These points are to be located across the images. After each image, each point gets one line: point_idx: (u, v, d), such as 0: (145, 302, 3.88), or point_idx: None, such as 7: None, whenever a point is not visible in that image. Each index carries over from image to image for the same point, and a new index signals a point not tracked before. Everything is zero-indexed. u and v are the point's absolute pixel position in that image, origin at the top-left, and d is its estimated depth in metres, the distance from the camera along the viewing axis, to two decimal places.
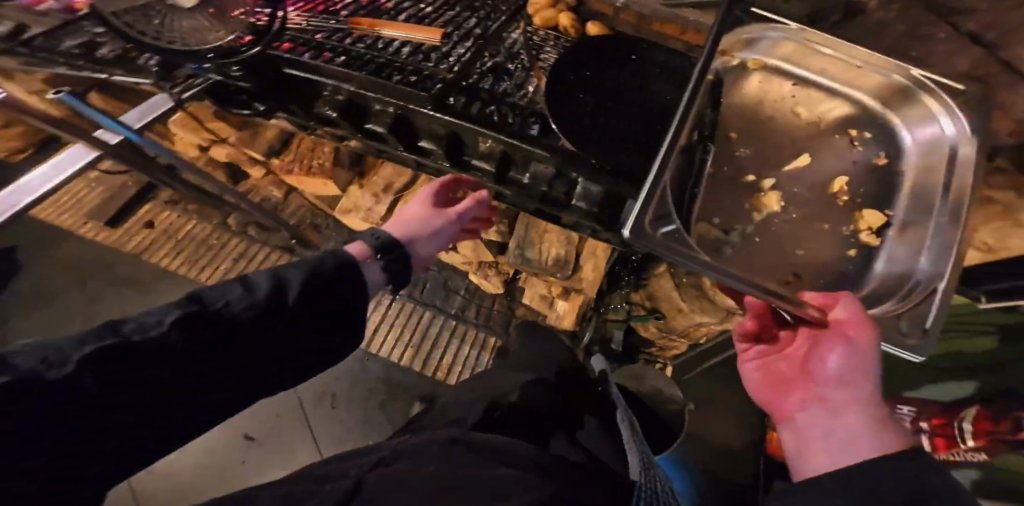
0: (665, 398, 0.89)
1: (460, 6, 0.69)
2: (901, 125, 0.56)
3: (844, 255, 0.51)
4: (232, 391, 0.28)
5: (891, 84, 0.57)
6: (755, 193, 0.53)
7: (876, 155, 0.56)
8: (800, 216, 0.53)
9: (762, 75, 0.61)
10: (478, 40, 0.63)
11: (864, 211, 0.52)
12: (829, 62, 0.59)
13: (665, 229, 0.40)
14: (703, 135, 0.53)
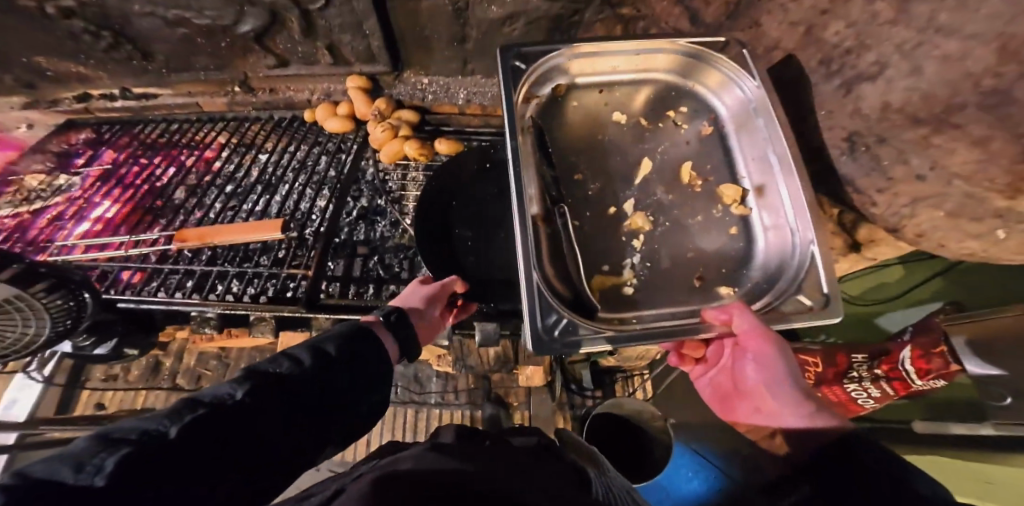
0: (647, 416, 0.85)
1: (318, 148, 0.86)
2: (706, 91, 0.56)
3: (727, 237, 0.49)
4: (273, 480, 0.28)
5: (680, 55, 0.56)
6: (621, 223, 0.50)
7: (702, 126, 0.55)
8: (672, 222, 0.50)
9: (572, 98, 0.57)
10: (338, 188, 0.78)
11: (721, 187, 0.51)
12: (617, 59, 0.56)
13: (550, 321, 0.39)
14: (552, 198, 0.50)
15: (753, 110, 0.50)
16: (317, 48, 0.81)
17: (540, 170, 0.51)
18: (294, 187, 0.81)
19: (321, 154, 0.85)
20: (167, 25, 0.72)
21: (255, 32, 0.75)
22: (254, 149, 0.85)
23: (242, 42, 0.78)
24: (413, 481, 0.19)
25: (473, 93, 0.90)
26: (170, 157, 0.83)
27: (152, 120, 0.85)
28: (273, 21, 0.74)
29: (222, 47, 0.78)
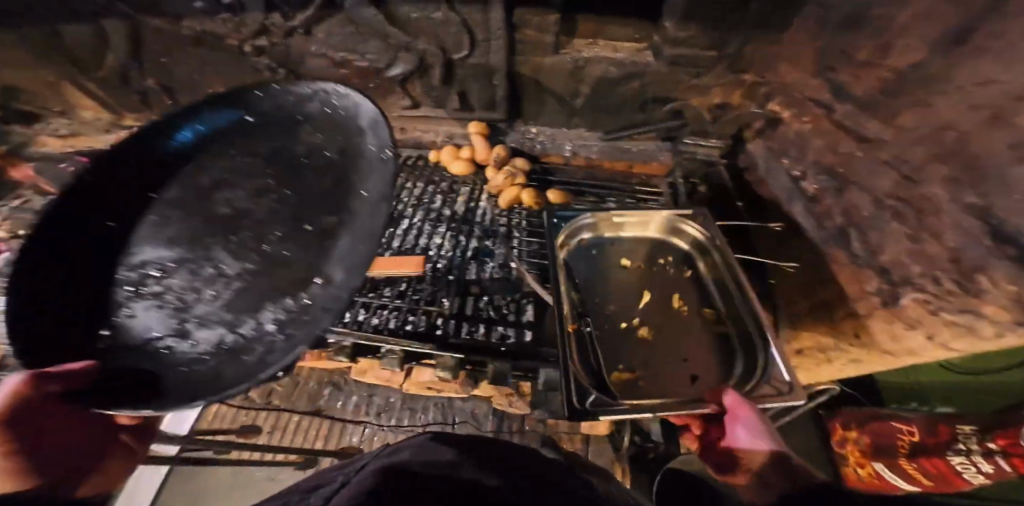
0: None
1: (435, 188, 0.96)
2: (683, 242, 0.76)
3: (711, 354, 0.62)
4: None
5: (666, 221, 0.77)
6: (634, 334, 0.66)
7: (671, 268, 0.74)
8: (667, 339, 0.65)
9: (596, 247, 0.77)
10: (452, 226, 0.90)
11: (700, 317, 0.67)
12: (631, 217, 0.77)
13: (588, 399, 0.51)
14: (580, 313, 0.66)
15: (722, 258, 0.71)
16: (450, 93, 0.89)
17: (570, 292, 0.69)
18: (418, 224, 0.90)
19: (439, 197, 0.94)
20: (332, 66, 0.82)
21: (402, 77, 0.84)
22: None
23: (387, 84, 0.87)
24: (409, 475, 0.23)
25: (579, 146, 0.93)
26: None
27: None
28: (420, 67, 0.83)
29: (369, 85, 0.88)
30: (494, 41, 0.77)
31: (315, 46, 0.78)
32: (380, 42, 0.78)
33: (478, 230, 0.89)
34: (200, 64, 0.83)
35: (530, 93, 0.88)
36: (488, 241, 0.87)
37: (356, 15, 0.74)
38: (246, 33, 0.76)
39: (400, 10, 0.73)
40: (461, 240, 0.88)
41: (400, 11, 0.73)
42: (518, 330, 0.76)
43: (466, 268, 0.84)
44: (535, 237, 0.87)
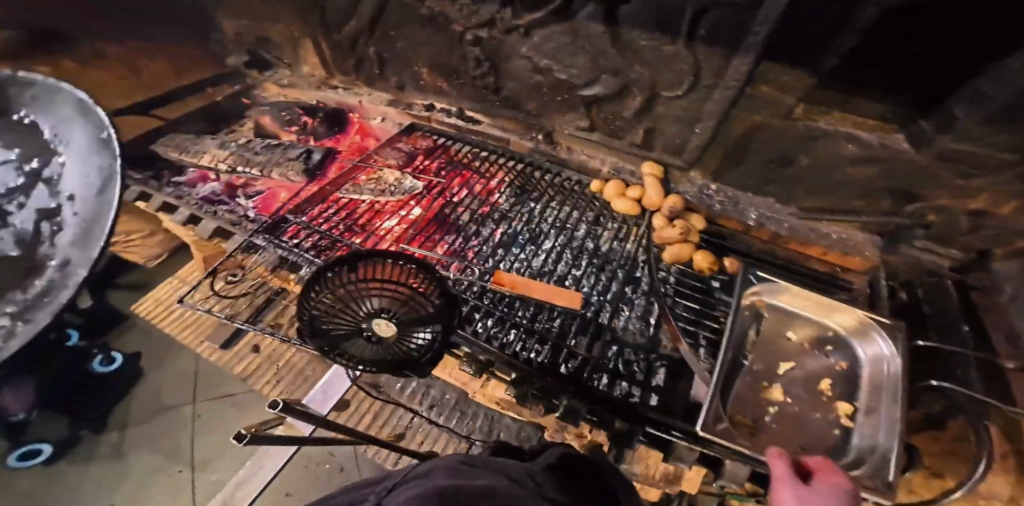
0: None
1: (587, 220, 1.09)
2: (853, 339, 0.73)
3: (836, 444, 0.63)
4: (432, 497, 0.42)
5: (860, 319, 0.73)
6: (767, 390, 0.68)
7: (837, 361, 0.72)
8: (800, 410, 0.67)
9: (766, 312, 0.77)
10: (592, 259, 1.02)
11: (838, 403, 0.67)
12: (806, 300, 0.76)
13: (718, 423, 0.60)
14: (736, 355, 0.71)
15: (890, 374, 0.66)
16: (637, 127, 1.01)
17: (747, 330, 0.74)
18: (560, 247, 1.05)
19: (584, 223, 1.08)
20: (530, 63, 1.03)
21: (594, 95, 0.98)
22: (533, 197, 1.15)
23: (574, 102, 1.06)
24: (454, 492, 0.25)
25: (767, 216, 1.00)
26: (469, 183, 1.20)
27: (470, 147, 1.30)
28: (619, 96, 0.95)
29: (556, 98, 1.09)
30: (721, 90, 0.79)
31: (527, 47, 0.99)
32: (587, 59, 0.92)
33: (621, 274, 1.00)
34: (419, 38, 1.23)
35: (724, 149, 0.94)
36: (632, 288, 0.97)
37: (581, 28, 0.86)
38: (473, 22, 1.06)
39: (630, 34, 0.81)
40: (603, 277, 0.98)
41: (629, 39, 0.82)
42: (643, 392, 0.80)
43: (606, 302, 0.94)
44: (693, 296, 0.95)
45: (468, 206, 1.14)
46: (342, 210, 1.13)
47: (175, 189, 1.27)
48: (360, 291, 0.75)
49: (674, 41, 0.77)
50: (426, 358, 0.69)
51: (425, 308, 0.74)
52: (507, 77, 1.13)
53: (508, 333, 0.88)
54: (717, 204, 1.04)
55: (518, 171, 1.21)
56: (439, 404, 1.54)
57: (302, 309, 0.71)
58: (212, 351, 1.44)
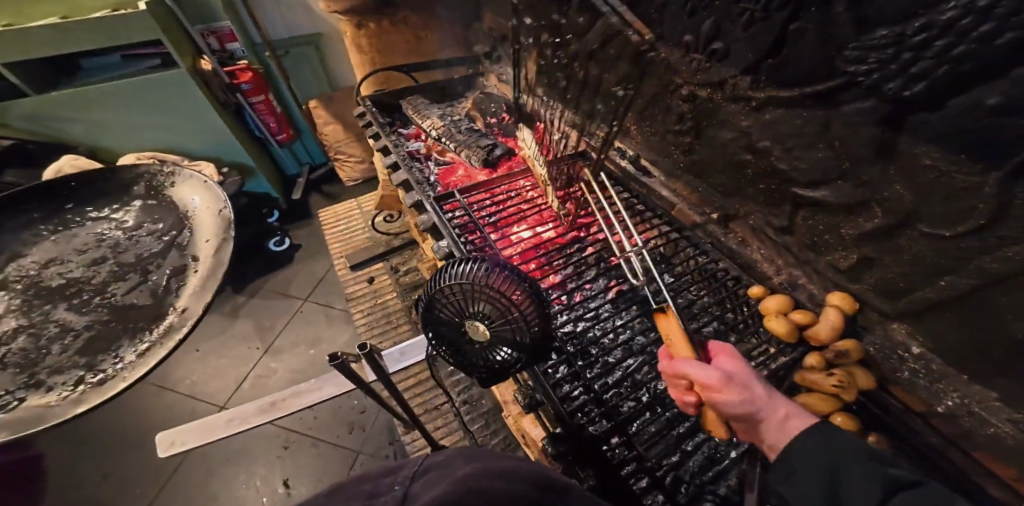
0: None
1: (724, 324, 1.08)
2: None
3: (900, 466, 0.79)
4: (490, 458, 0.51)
5: None
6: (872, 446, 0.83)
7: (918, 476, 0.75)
8: None
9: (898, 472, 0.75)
10: None
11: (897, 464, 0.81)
12: None
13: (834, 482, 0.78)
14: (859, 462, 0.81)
15: None
16: (849, 249, 0.91)
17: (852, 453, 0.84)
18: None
19: (714, 321, 1.09)
20: (744, 136, 1.01)
21: (812, 197, 0.91)
22: (670, 272, 1.22)
23: (775, 193, 1.01)
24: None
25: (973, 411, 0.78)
26: (612, 230, 1.35)
27: (631, 196, 1.44)
28: (846, 210, 0.87)
29: (761, 183, 1.04)
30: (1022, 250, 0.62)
31: (752, 121, 0.97)
32: (819, 154, 0.85)
33: None
34: (629, 80, 1.37)
35: (951, 319, 0.78)
36: None
37: (836, 123, 0.80)
38: (695, 79, 1.09)
39: (914, 148, 0.70)
40: None
41: (907, 152, 0.71)
42: None
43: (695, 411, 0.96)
44: None
45: (600, 256, 1.29)
46: (499, 213, 1.46)
47: (397, 137, 1.95)
48: (468, 292, 0.84)
49: (984, 172, 0.62)
50: (503, 368, 0.87)
51: (515, 332, 0.83)
52: (707, 144, 1.14)
53: (575, 388, 1.00)
54: (906, 372, 0.88)
55: (669, 238, 1.31)
56: (471, 403, 1.66)
57: (430, 284, 0.90)
58: (344, 268, 2.26)
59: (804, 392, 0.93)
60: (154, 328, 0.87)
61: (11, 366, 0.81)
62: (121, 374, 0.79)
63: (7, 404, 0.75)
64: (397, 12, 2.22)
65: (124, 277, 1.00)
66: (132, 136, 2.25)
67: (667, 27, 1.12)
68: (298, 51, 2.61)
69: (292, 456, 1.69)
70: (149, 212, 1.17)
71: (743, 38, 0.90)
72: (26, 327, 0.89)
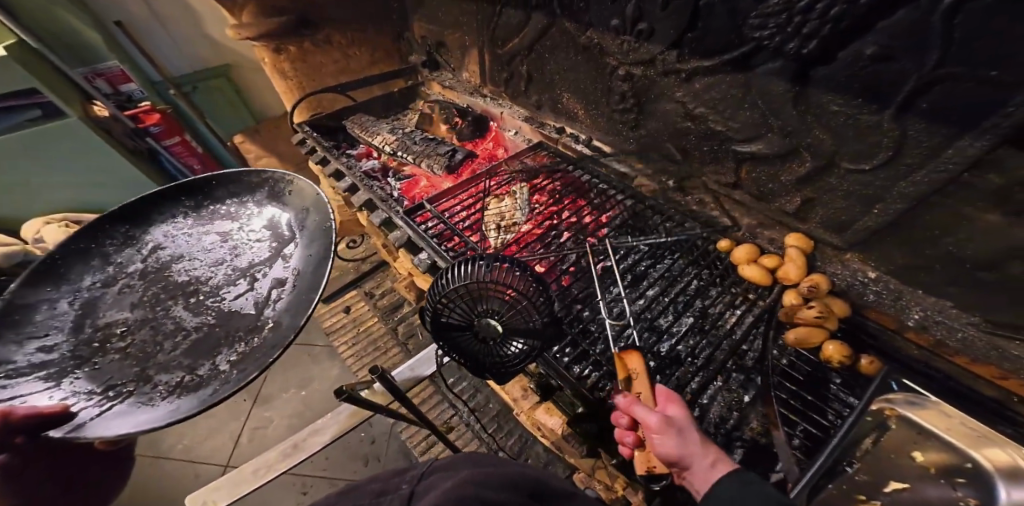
0: None
1: (705, 279, 1.15)
2: (902, 412, 0.76)
3: (871, 368, 0.90)
4: (477, 458, 0.57)
5: (899, 423, 0.76)
6: (860, 364, 0.92)
7: (889, 407, 0.77)
8: (919, 421, 0.75)
9: (904, 420, 0.76)
10: (697, 315, 1.08)
11: (874, 365, 0.90)
12: (933, 419, 0.74)
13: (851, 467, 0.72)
14: (844, 381, 0.93)
15: (921, 431, 0.74)
16: (793, 193, 0.99)
17: (834, 377, 0.94)
18: (661, 298, 1.14)
19: (694, 280, 1.15)
20: (682, 106, 1.07)
21: (750, 151, 0.98)
22: (642, 241, 1.28)
23: (720, 155, 1.09)
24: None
25: (934, 320, 0.87)
26: (580, 210, 1.41)
27: (592, 178, 1.50)
28: (780, 159, 0.94)
29: (706, 146, 1.10)
30: (928, 173, 0.70)
31: (686, 92, 1.04)
32: (749, 116, 0.93)
33: (725, 345, 1.02)
34: (567, 68, 1.42)
35: (895, 241, 0.85)
36: (735, 366, 1.01)
37: (755, 83, 0.86)
38: (628, 59, 1.15)
39: (820, 96, 0.78)
40: (703, 335, 1.05)
41: (817, 102, 0.79)
42: None
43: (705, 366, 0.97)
44: (807, 387, 0.94)
45: (576, 238, 1.34)
46: (470, 219, 1.48)
47: (348, 158, 1.94)
48: (477, 290, 0.89)
49: (879, 111, 0.71)
50: (516, 361, 0.90)
51: (524, 321, 0.87)
52: (649, 117, 1.21)
53: (586, 367, 1.05)
54: (871, 294, 0.96)
55: (634, 210, 1.35)
56: (480, 409, 1.70)
57: (431, 293, 0.93)
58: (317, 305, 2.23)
59: (790, 327, 1.00)
60: (250, 340, 0.75)
61: (127, 358, 0.72)
62: (216, 384, 0.67)
63: (116, 396, 0.66)
64: (320, 32, 2.17)
65: (237, 281, 0.87)
66: (48, 188, 2.24)
67: (595, 15, 1.18)
68: (207, 86, 2.57)
69: (312, 498, 1.68)
70: (270, 203, 1.01)
71: (662, 18, 0.97)
72: (145, 321, 0.79)
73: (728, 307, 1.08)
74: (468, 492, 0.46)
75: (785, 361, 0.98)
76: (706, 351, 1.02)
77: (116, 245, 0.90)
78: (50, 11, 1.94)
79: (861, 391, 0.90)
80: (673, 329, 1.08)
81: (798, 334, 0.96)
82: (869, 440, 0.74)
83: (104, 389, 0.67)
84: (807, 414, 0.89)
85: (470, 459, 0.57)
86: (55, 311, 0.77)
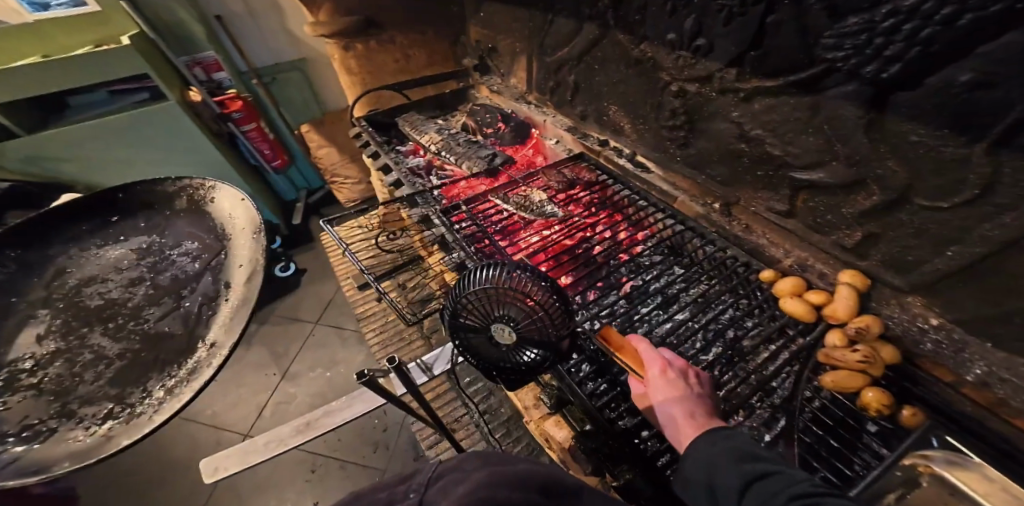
0: None
1: (739, 311, 1.09)
2: (933, 463, 0.61)
3: (911, 420, 0.85)
4: (485, 455, 0.55)
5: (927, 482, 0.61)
6: (900, 414, 0.87)
7: (924, 461, 0.62)
8: (959, 481, 0.58)
9: (935, 476, 0.60)
10: (726, 346, 1.03)
11: (915, 417, 0.85)
12: (979, 486, 0.56)
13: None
14: (881, 431, 0.88)
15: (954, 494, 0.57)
16: (853, 226, 0.91)
17: (870, 425, 0.88)
18: (690, 323, 1.10)
19: (730, 308, 1.10)
20: (737, 127, 1.03)
21: (808, 179, 0.92)
22: (678, 263, 1.25)
23: (773, 179, 1.03)
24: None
25: (997, 378, 0.77)
26: (613, 224, 1.39)
27: (631, 193, 1.45)
28: (842, 189, 0.88)
29: (760, 170, 1.05)
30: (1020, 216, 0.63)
31: (742, 111, 0.99)
32: (812, 141, 0.87)
33: (753, 380, 0.95)
34: (618, 79, 1.40)
35: (970, 291, 0.77)
36: (761, 404, 0.94)
37: (823, 106, 0.81)
38: (683, 75, 1.12)
39: (899, 125, 0.72)
40: (731, 366, 1.00)
41: (896, 131, 0.73)
42: None
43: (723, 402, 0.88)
44: (836, 432, 0.89)
45: (609, 253, 1.30)
46: (501, 223, 1.48)
47: (397, 154, 2.01)
48: (493, 295, 0.87)
49: (969, 144, 0.64)
50: (531, 368, 0.90)
51: (541, 332, 0.86)
52: (700, 136, 1.16)
53: (600, 385, 1.03)
54: (929, 342, 0.87)
55: (672, 230, 1.31)
56: (492, 412, 1.69)
57: (451, 295, 0.93)
58: (350, 290, 2.31)
59: (830, 369, 0.94)
60: (183, 365, 0.66)
61: (43, 394, 0.64)
62: (150, 411, 0.60)
63: (33, 437, 0.58)
64: (385, 32, 2.27)
65: (159, 301, 0.79)
66: (128, 170, 2.35)
67: (652, 27, 1.16)
68: (284, 77, 2.75)
69: (319, 477, 1.72)
70: (190, 218, 0.95)
71: (723, 34, 0.93)
72: (59, 354, 0.70)
73: (762, 341, 1.02)
74: (483, 497, 0.44)
75: (816, 404, 0.94)
76: (730, 385, 0.94)
77: (21, 276, 0.82)
78: (167, 6, 2.18)
79: (895, 445, 0.85)
80: (697, 359, 1.02)
81: (837, 376, 0.89)
82: (891, 495, 0.62)
83: (16, 429, 0.59)
84: (833, 464, 0.84)
85: (481, 456, 0.54)
86: None
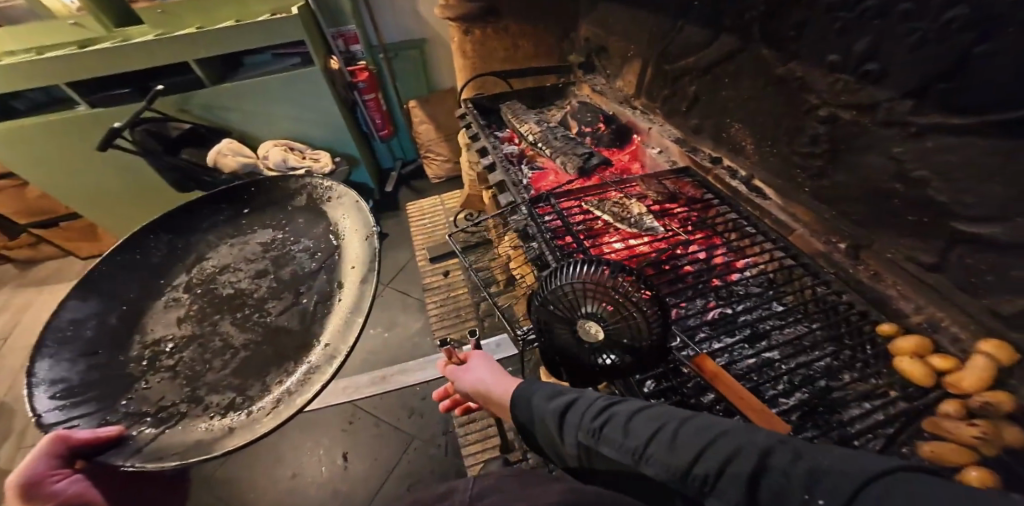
0: None
1: (839, 361, 1.02)
2: None
3: None
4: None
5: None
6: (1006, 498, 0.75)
7: None
8: None
9: None
10: (811, 393, 0.98)
11: None
12: None
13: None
14: None
15: None
16: (1016, 294, 0.81)
17: None
18: (775, 364, 1.05)
19: (827, 358, 1.03)
20: (895, 164, 0.96)
21: (975, 233, 0.84)
22: (775, 299, 1.20)
23: (926, 226, 0.95)
24: None
25: None
26: (704, 244, 1.37)
27: (739, 217, 1.42)
28: (1018, 250, 0.78)
29: (911, 215, 0.97)
30: None
31: (909, 148, 0.92)
32: (998, 189, 0.77)
33: (834, 434, 0.89)
34: (749, 97, 1.35)
35: None
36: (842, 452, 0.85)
37: (1020, 156, 0.72)
38: (836, 99, 1.05)
39: None
40: (817, 412, 0.94)
41: None
42: None
43: None
44: None
45: (699, 275, 1.28)
46: (588, 223, 1.50)
47: (495, 139, 2.11)
48: (583, 291, 0.92)
49: None
50: (608, 373, 0.90)
51: (630, 335, 0.88)
52: (842, 168, 1.10)
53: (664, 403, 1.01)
54: None
55: (781, 263, 1.26)
56: None
57: (545, 284, 0.97)
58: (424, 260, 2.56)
59: (934, 439, 0.85)
60: (297, 364, 0.80)
61: (179, 377, 0.82)
62: (263, 410, 0.72)
63: (175, 415, 0.75)
64: (500, 20, 2.35)
65: (280, 294, 0.97)
66: (273, 125, 2.70)
67: (808, 46, 1.10)
68: (406, 54, 2.98)
69: (354, 428, 1.90)
70: (314, 216, 1.13)
71: (905, 62, 0.86)
72: (194, 338, 0.89)
73: (858, 397, 0.95)
74: None
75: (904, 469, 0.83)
76: (808, 433, 0.89)
77: (170, 262, 1.04)
78: None
79: None
80: (776, 401, 0.97)
81: (938, 447, 0.81)
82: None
83: (156, 410, 0.76)
84: None
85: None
86: (105, 323, 0.89)
